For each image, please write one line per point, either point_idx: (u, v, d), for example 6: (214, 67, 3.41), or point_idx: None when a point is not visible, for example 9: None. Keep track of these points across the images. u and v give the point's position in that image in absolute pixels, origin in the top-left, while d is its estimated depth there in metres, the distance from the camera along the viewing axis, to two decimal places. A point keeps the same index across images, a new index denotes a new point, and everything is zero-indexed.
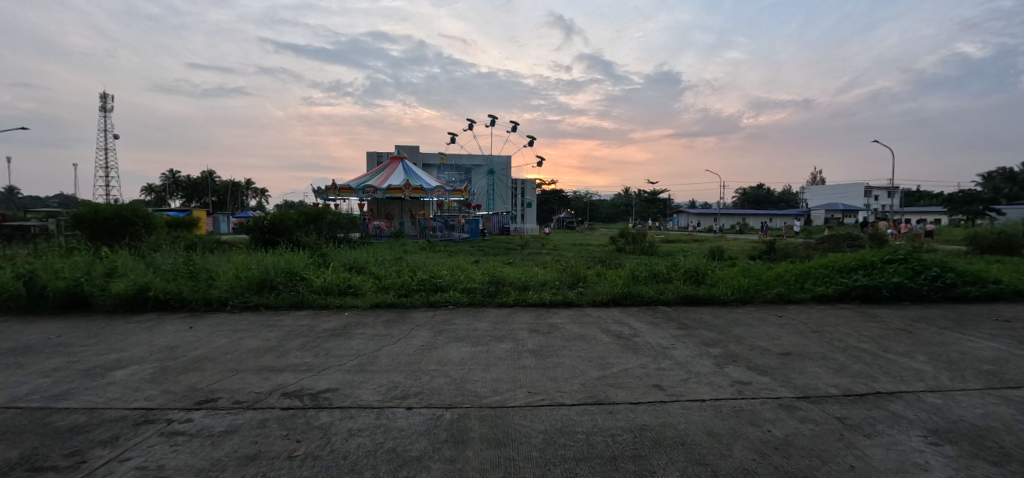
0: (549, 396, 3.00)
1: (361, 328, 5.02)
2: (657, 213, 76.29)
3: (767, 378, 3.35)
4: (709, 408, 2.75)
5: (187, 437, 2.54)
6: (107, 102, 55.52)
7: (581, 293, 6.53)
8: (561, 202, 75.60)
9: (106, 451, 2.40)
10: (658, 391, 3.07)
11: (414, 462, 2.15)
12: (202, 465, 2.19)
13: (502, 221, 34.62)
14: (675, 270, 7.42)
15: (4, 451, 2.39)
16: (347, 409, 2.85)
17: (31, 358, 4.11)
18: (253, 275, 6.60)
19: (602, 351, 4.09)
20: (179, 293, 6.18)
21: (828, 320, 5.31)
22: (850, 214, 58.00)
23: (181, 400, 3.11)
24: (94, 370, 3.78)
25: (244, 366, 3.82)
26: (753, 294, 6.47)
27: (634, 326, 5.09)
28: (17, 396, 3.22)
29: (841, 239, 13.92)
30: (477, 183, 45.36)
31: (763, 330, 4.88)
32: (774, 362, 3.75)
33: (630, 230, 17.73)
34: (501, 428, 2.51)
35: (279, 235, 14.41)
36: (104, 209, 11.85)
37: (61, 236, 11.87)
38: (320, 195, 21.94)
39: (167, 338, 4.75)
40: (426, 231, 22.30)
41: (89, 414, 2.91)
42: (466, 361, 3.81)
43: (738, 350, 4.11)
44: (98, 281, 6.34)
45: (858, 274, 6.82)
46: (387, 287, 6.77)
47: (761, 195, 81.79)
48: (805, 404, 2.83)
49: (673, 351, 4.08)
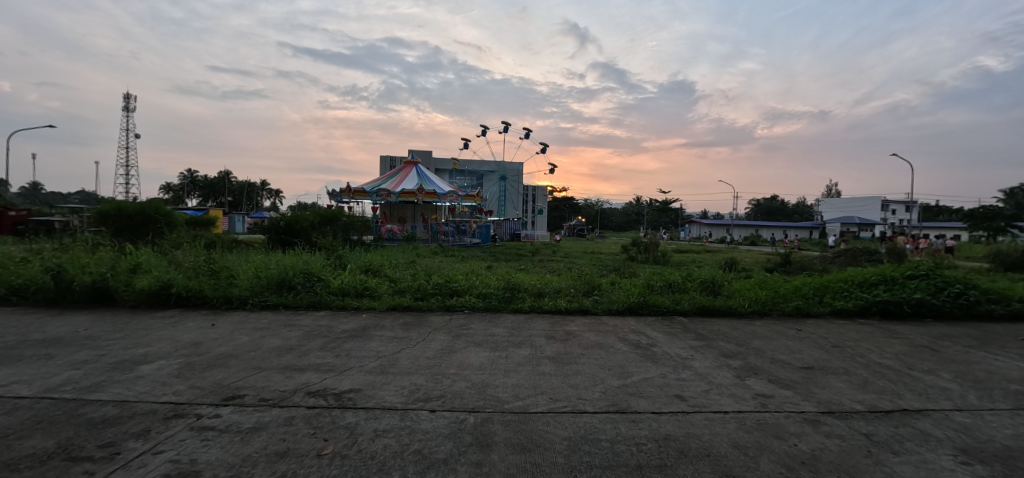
0: (571, 403, 3.02)
1: (380, 330, 5.07)
2: (667, 222, 75.91)
3: (789, 391, 3.33)
4: (732, 421, 2.74)
5: (218, 432, 2.60)
6: (129, 103, 56.82)
7: (597, 301, 6.54)
8: (569, 208, 76.33)
9: (139, 443, 2.46)
10: (680, 402, 3.06)
11: (441, 464, 2.18)
12: (234, 460, 2.25)
13: (512, 227, 34.71)
14: (691, 281, 7.41)
15: (40, 440, 2.46)
16: (372, 409, 2.90)
17: (61, 351, 4.22)
18: (272, 275, 6.69)
19: (621, 359, 4.10)
20: (200, 291, 6.30)
21: (849, 336, 5.24)
22: (865, 227, 57.11)
23: (209, 396, 3.18)
24: (122, 364, 3.88)
25: (267, 364, 3.88)
26: (770, 307, 6.42)
27: (651, 335, 5.09)
28: (50, 387, 3.32)
29: (859, 254, 13.70)
30: (488, 189, 45.66)
31: (783, 344, 4.84)
32: (796, 376, 3.73)
33: (642, 240, 17.62)
34: (525, 433, 2.53)
35: (295, 236, 14.58)
36: (128, 207, 12.17)
37: (86, 231, 12.20)
38: (334, 197, 22.26)
39: (190, 334, 4.85)
40: (437, 235, 22.59)
41: (120, 406, 2.99)
42: (485, 365, 3.84)
43: (758, 363, 4.09)
44: (122, 277, 6.49)
45: (878, 289, 6.73)
46: (404, 290, 6.82)
47: (774, 207, 81.08)
48: (830, 419, 2.80)
49: (693, 362, 4.08)
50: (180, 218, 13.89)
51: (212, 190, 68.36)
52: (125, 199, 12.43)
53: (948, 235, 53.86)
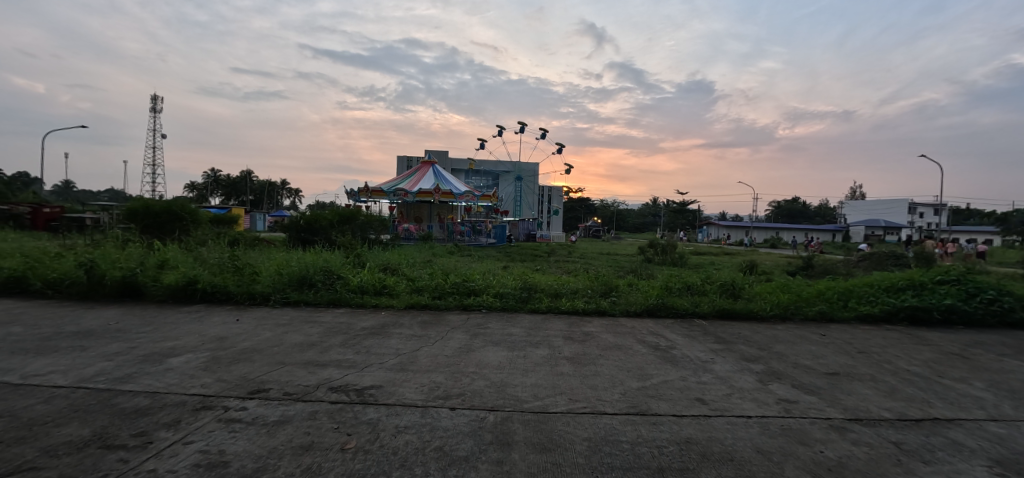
0: (590, 404, 3.01)
1: (399, 328, 5.14)
2: (684, 224, 74.87)
3: (813, 397, 3.26)
4: (755, 425, 2.70)
5: (245, 425, 2.67)
6: (155, 104, 58.51)
7: (614, 302, 6.50)
8: (584, 209, 76.04)
9: (170, 433, 2.54)
10: (701, 405, 3.03)
11: (462, 461, 2.20)
12: (261, 452, 2.31)
13: (528, 227, 34.82)
14: (710, 283, 7.30)
15: (77, 428, 2.57)
16: (393, 405, 2.94)
17: (94, 342, 4.39)
18: (293, 272, 6.82)
19: (640, 361, 4.07)
20: (225, 287, 6.47)
21: (874, 342, 5.10)
22: (891, 231, 55.30)
23: (235, 389, 3.27)
24: (152, 356, 4.02)
25: (290, 359, 3.97)
26: (792, 311, 6.28)
27: (670, 338, 5.03)
28: (85, 377, 3.45)
29: (886, 257, 13.31)
30: (503, 189, 45.80)
31: (806, 349, 4.73)
32: (821, 381, 3.64)
33: (659, 241, 17.41)
34: (544, 433, 2.54)
35: (314, 234, 14.89)
36: (155, 205, 12.57)
37: (115, 228, 12.65)
38: (352, 197, 22.61)
39: (216, 329, 5.00)
40: (453, 235, 22.78)
41: (151, 397, 3.09)
42: (504, 365, 3.85)
43: (781, 368, 4.01)
44: (150, 272, 6.70)
45: (905, 294, 6.52)
46: (421, 288, 6.89)
47: (794, 209, 79.19)
48: (857, 426, 2.73)
49: (713, 365, 4.03)
50: (203, 216, 14.27)
51: (234, 189, 70.04)
52: (152, 198, 12.84)
53: (980, 239, 51.84)
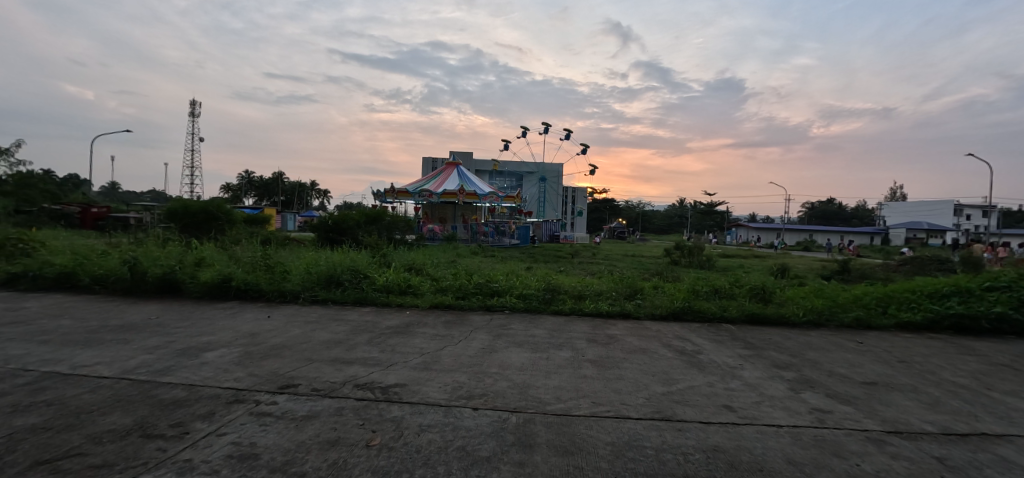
0: (614, 408, 2.95)
1: (423, 327, 5.19)
2: (711, 226, 72.92)
3: (849, 407, 3.09)
4: (786, 435, 2.57)
5: (274, 418, 2.75)
6: (194, 109, 61.33)
7: (639, 305, 6.38)
8: (608, 210, 75.17)
9: (205, 425, 2.64)
10: (729, 412, 2.91)
11: (484, 462, 2.19)
12: (289, 445, 2.36)
13: (552, 228, 34.73)
14: (739, 287, 7.06)
15: (120, 417, 2.70)
16: (416, 404, 2.96)
17: (136, 336, 4.62)
18: (322, 271, 6.99)
19: (665, 366, 3.96)
20: (257, 285, 6.70)
21: (916, 351, 4.80)
22: (935, 234, 52.24)
23: (266, 383, 3.37)
24: (188, 350, 4.19)
25: (317, 356, 4.07)
26: (827, 317, 5.99)
27: (697, 342, 4.88)
28: (127, 369, 3.63)
29: (929, 262, 12.58)
30: (526, 190, 45.81)
31: (841, 356, 4.50)
32: (857, 391, 3.45)
33: (686, 243, 16.94)
34: (567, 436, 2.49)
35: (342, 234, 15.28)
36: (193, 205, 13.18)
37: (158, 227, 13.33)
38: (378, 197, 23.07)
39: (248, 325, 5.18)
40: (477, 235, 22.97)
41: (187, 389, 3.22)
42: (526, 366, 3.83)
43: (814, 376, 3.82)
44: (188, 270, 7.02)
45: (951, 301, 6.12)
46: (445, 288, 6.94)
47: (829, 211, 75.87)
48: (897, 439, 2.57)
49: (742, 371, 3.88)
50: (238, 216, 14.86)
51: (267, 190, 72.74)
52: (191, 198, 13.47)
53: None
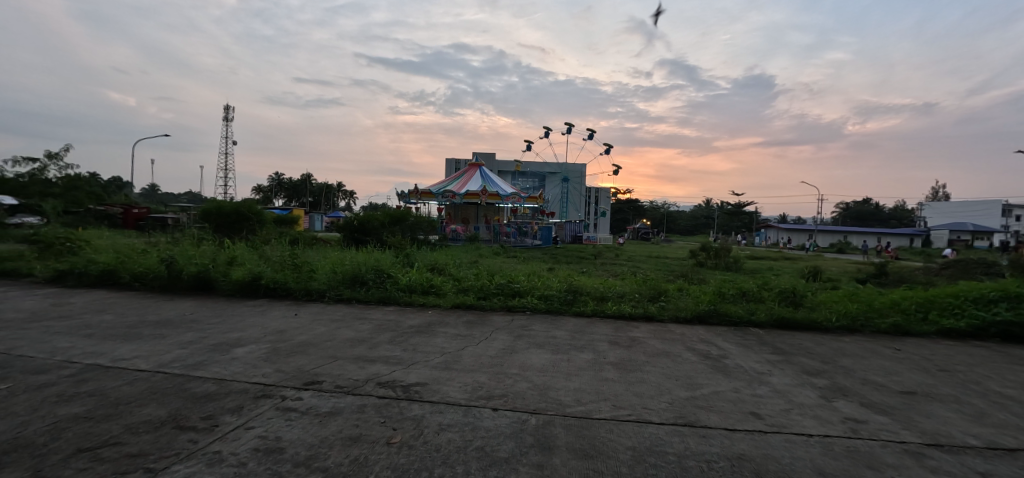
0: (635, 412, 2.88)
1: (444, 327, 5.23)
2: (738, 227, 70.85)
3: (885, 418, 2.91)
4: (816, 445, 2.45)
5: (299, 414, 2.81)
6: (227, 113, 63.72)
7: (663, 307, 6.23)
8: (632, 210, 74.10)
9: (234, 418, 2.72)
10: (756, 419, 2.80)
11: (502, 462, 2.17)
12: (313, 440, 2.41)
13: (574, 229, 34.54)
14: (768, 290, 6.81)
15: (155, 408, 2.81)
16: (437, 403, 2.97)
17: (172, 331, 4.83)
18: (347, 270, 7.14)
19: (689, 370, 3.85)
20: (285, 283, 6.89)
21: (960, 359, 4.51)
22: (983, 236, 49.17)
23: (291, 379, 3.46)
24: (220, 346, 4.35)
25: (341, 353, 4.15)
26: (862, 322, 5.71)
27: (723, 346, 4.73)
28: (163, 362, 3.79)
29: (974, 265, 11.85)
30: (549, 191, 45.72)
31: (877, 364, 4.27)
32: (893, 400, 3.26)
33: (712, 244, 16.47)
34: (587, 439, 2.45)
35: (367, 234, 15.60)
36: (227, 206, 13.72)
37: (194, 227, 13.93)
38: (402, 198, 23.45)
39: (276, 322, 5.34)
40: (499, 236, 23.12)
41: (218, 383, 3.34)
42: (547, 368, 3.79)
43: (848, 384, 3.63)
44: (221, 268, 7.29)
45: (999, 307, 5.72)
46: (467, 289, 6.97)
47: (865, 211, 72.47)
48: (937, 453, 2.41)
49: (770, 377, 3.73)
50: (268, 217, 15.36)
51: (295, 191, 75.11)
52: (224, 199, 14.02)
53: None
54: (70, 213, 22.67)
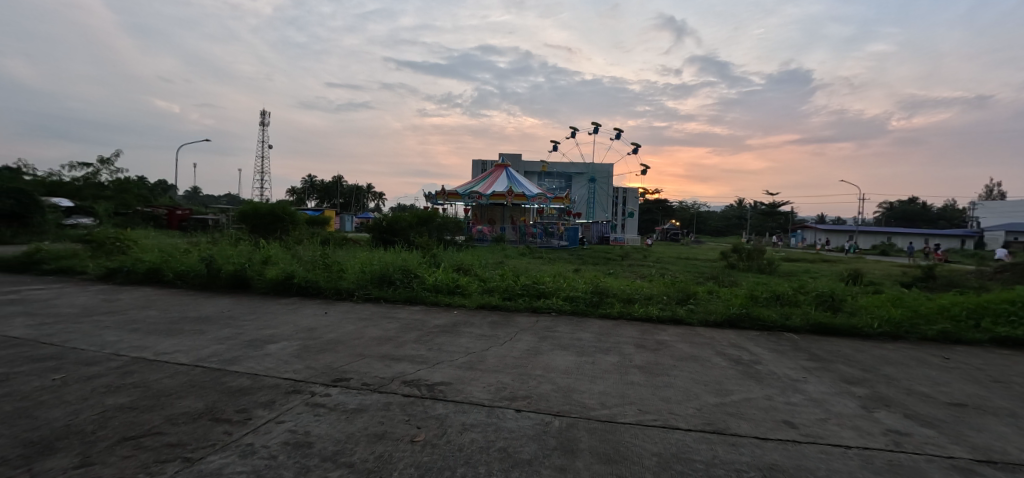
0: (661, 417, 2.79)
1: (469, 327, 5.26)
2: (773, 228, 68.16)
3: (931, 431, 2.71)
4: (855, 457, 2.30)
5: (327, 409, 2.87)
6: (263, 118, 66.47)
7: (691, 310, 6.05)
8: (660, 210, 72.60)
9: (266, 412, 2.82)
10: (789, 429, 2.66)
11: (524, 464, 2.14)
12: (340, 436, 2.46)
13: (601, 229, 34.16)
14: (804, 293, 6.50)
15: (193, 401, 2.94)
16: (461, 403, 2.98)
17: (211, 327, 5.06)
18: (375, 270, 7.29)
19: (718, 375, 3.71)
20: (316, 282, 7.11)
21: (1018, 370, 4.15)
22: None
23: (320, 376, 3.55)
24: (254, 342, 4.52)
25: (368, 351, 4.23)
26: (906, 329, 5.35)
27: (754, 352, 4.54)
28: (201, 357, 3.98)
29: None
30: (575, 191, 45.42)
31: (924, 373, 3.99)
32: (941, 413, 3.03)
33: (744, 246, 15.89)
34: (611, 444, 2.39)
35: (395, 235, 15.89)
36: (262, 208, 14.29)
37: (232, 228, 14.58)
38: (429, 200, 23.81)
39: (308, 320, 5.51)
40: (525, 237, 23.19)
41: (252, 378, 3.47)
42: (571, 370, 3.74)
43: (890, 394, 3.41)
44: (257, 267, 7.59)
45: None
46: (492, 289, 6.99)
47: (912, 211, 68.27)
48: (991, 470, 2.21)
49: (806, 385, 3.54)
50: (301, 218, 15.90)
51: (327, 192, 77.53)
52: (260, 201, 14.62)
53: None
54: (121, 215, 24.22)
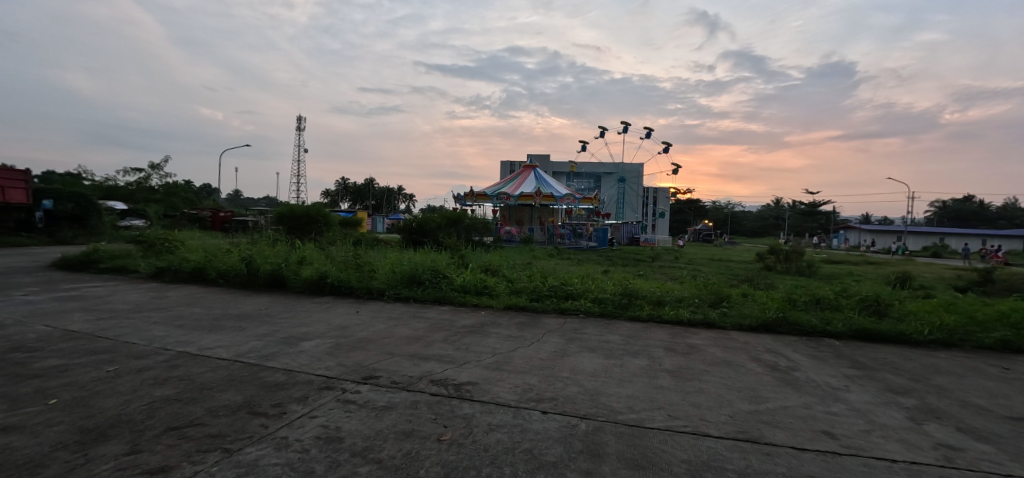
0: (692, 423, 2.69)
1: (496, 328, 5.27)
2: (814, 228, 64.91)
3: (989, 446, 2.49)
4: (901, 472, 2.14)
5: (358, 406, 2.94)
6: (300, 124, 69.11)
7: (725, 314, 5.84)
8: (693, 210, 70.58)
9: (299, 407, 2.91)
10: (830, 440, 2.51)
11: (550, 466, 2.12)
12: (369, 432, 2.51)
13: (631, 229, 33.55)
14: (847, 298, 6.14)
15: (233, 394, 3.08)
16: (487, 403, 2.98)
17: (250, 324, 5.29)
18: (405, 270, 7.43)
19: (753, 382, 3.55)
20: (349, 282, 7.32)
21: None
22: None
23: (351, 373, 3.64)
24: (289, 339, 4.69)
25: (397, 350, 4.30)
26: (960, 337, 4.96)
27: (792, 358, 4.32)
28: (240, 352, 4.16)
29: None
30: (604, 191, 44.80)
31: (982, 384, 3.67)
32: (1001, 427, 2.78)
33: (782, 247, 15.19)
34: (639, 449, 2.33)
35: (424, 235, 16.15)
36: (298, 209, 14.85)
37: (270, 229, 15.25)
38: (458, 201, 24.09)
39: (340, 318, 5.67)
40: (553, 238, 23.07)
41: (287, 374, 3.60)
42: (598, 372, 3.67)
43: (942, 405, 3.16)
44: (293, 267, 7.89)
45: None
46: (520, 290, 6.98)
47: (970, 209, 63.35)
48: None
49: (848, 394, 3.33)
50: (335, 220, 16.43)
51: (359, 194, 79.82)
52: (296, 203, 15.21)
53: None
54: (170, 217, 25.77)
